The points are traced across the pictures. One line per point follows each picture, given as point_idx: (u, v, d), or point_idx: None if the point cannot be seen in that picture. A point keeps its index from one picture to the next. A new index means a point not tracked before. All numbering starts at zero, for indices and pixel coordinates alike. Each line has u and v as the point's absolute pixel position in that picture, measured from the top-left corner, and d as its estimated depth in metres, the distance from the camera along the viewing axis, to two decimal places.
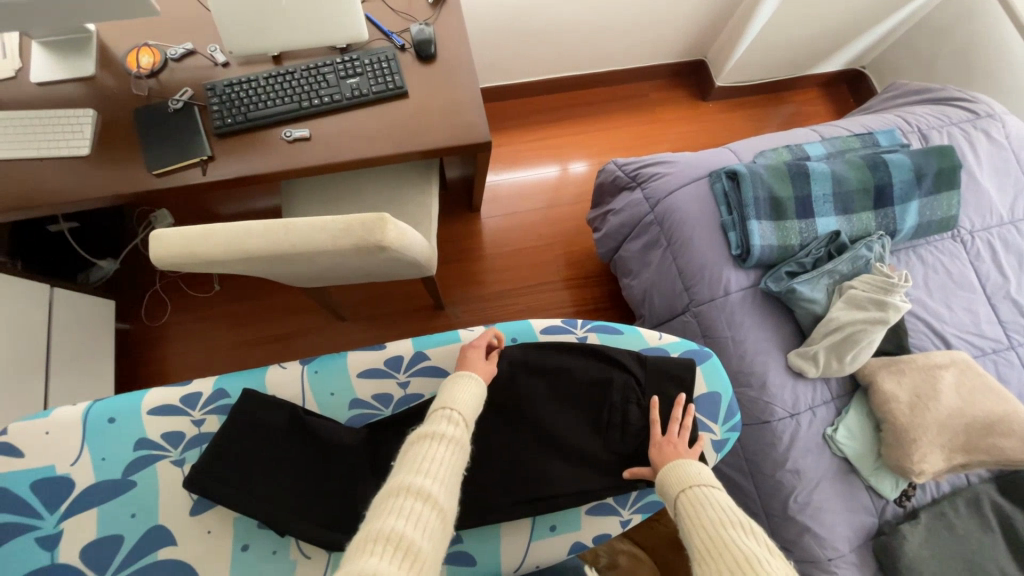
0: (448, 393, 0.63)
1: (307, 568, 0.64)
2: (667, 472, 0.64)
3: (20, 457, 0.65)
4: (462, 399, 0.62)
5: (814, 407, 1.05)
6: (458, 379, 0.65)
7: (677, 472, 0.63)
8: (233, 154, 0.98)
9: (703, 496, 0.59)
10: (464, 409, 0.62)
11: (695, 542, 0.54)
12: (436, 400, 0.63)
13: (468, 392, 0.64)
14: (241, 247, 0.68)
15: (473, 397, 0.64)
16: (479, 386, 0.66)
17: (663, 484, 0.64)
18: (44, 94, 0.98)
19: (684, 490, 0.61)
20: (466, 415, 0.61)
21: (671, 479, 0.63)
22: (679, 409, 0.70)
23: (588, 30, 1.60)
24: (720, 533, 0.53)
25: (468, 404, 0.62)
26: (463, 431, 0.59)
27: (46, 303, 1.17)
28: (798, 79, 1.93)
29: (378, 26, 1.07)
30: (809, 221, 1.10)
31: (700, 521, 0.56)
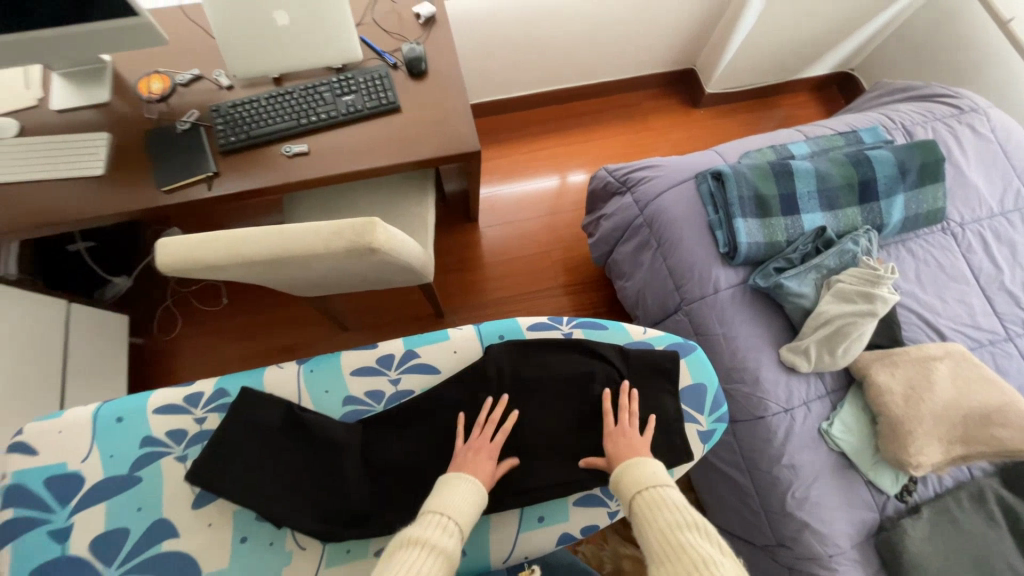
0: (444, 496, 0.63)
1: (302, 559, 0.66)
2: (623, 471, 0.66)
3: (35, 455, 0.69)
4: (458, 506, 0.62)
5: (809, 402, 1.05)
6: (458, 481, 0.65)
7: (633, 474, 0.65)
8: (236, 170, 1.04)
9: (659, 498, 0.61)
10: (459, 519, 0.61)
11: (653, 544, 0.57)
12: (431, 501, 0.63)
13: (466, 499, 0.63)
14: (239, 252, 0.72)
15: (471, 507, 0.63)
16: (478, 493, 0.65)
17: (619, 484, 0.65)
18: (63, 120, 1.05)
19: (640, 491, 0.63)
20: (459, 524, 0.61)
21: (627, 480, 0.64)
22: (627, 397, 0.73)
23: (578, 45, 1.66)
24: (676, 535, 0.57)
25: (464, 514, 0.62)
26: (455, 540, 0.59)
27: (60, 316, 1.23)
28: (788, 84, 1.97)
29: (372, 46, 1.13)
30: (795, 217, 1.12)
31: (657, 523, 0.59)
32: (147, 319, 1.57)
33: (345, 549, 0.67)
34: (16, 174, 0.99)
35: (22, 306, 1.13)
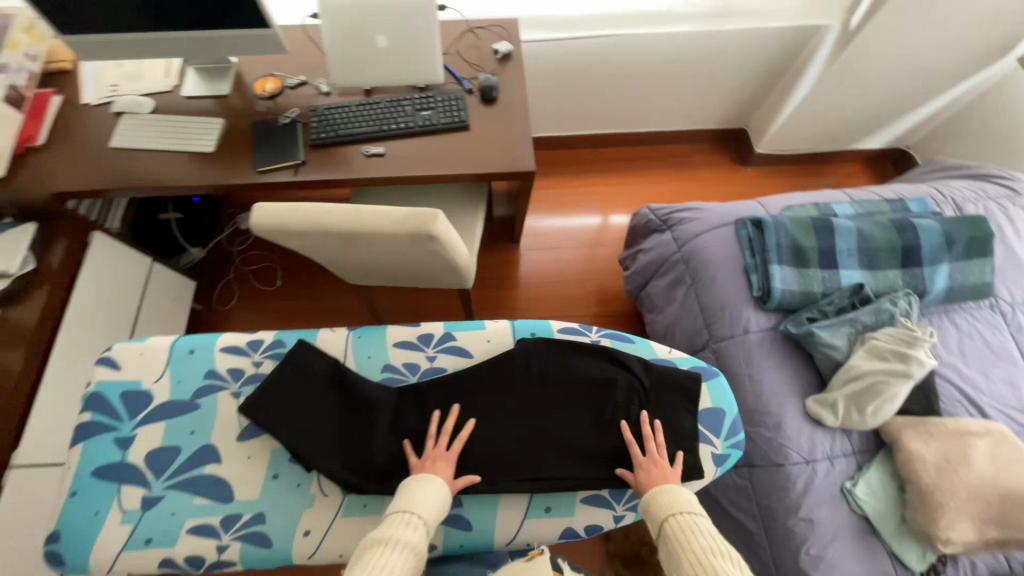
0: (408, 497, 0.66)
1: (322, 504, 0.71)
2: (656, 494, 0.67)
3: (118, 370, 0.79)
4: (424, 504, 0.65)
5: (832, 457, 1.02)
6: (422, 482, 0.68)
7: (668, 497, 0.67)
8: (320, 163, 1.18)
9: (693, 523, 0.63)
10: (426, 516, 0.64)
11: (685, 566, 0.58)
12: (397, 502, 0.66)
13: (431, 496, 0.67)
14: (318, 222, 0.82)
15: (437, 504, 0.66)
16: (443, 492, 0.68)
17: (651, 507, 0.67)
18: (189, 105, 1.24)
19: (673, 515, 0.64)
20: (424, 520, 0.64)
21: (661, 502, 0.66)
22: (649, 427, 0.74)
23: (636, 95, 1.78)
24: (709, 560, 0.58)
25: (430, 511, 0.65)
26: (421, 536, 0.62)
27: (138, 269, 1.39)
28: (839, 154, 2.01)
29: (452, 72, 1.28)
30: (832, 271, 1.14)
31: (690, 547, 0.60)
32: (210, 289, 1.73)
33: (362, 503, 0.72)
34: (143, 143, 1.18)
35: (113, 258, 1.31)
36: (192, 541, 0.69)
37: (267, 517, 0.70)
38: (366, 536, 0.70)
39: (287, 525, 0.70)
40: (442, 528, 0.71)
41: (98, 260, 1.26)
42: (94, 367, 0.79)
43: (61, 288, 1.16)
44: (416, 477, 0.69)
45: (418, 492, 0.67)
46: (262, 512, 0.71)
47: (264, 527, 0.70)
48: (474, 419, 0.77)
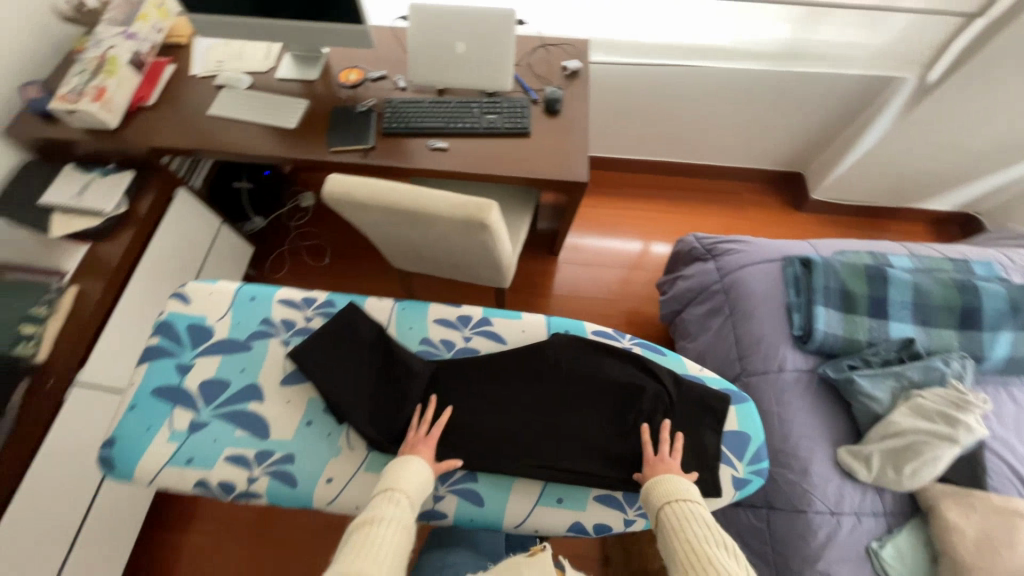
0: (390, 477, 0.67)
1: (347, 457, 0.75)
2: (653, 484, 0.68)
3: (188, 305, 0.87)
4: (407, 481, 0.67)
5: (860, 513, 0.97)
6: (401, 462, 0.69)
7: (666, 486, 0.67)
8: (386, 149, 1.26)
9: (688, 511, 0.63)
10: (409, 492, 0.65)
11: (678, 553, 0.59)
12: (380, 484, 0.67)
13: (412, 473, 0.68)
14: (383, 197, 0.89)
15: (419, 479, 0.68)
16: (424, 470, 0.69)
17: (649, 495, 0.67)
18: (280, 85, 1.37)
19: (668, 502, 0.65)
20: (409, 496, 0.65)
21: (658, 490, 0.67)
22: (666, 432, 0.73)
23: (695, 127, 1.80)
24: (702, 548, 0.58)
25: (413, 487, 0.66)
26: (406, 511, 0.63)
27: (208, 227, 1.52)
28: (901, 211, 1.94)
29: (521, 83, 1.35)
30: (882, 322, 1.10)
31: (684, 535, 0.60)
32: (265, 257, 1.86)
33: (383, 463, 0.75)
34: (236, 114, 1.30)
35: (190, 214, 1.43)
36: (227, 469, 0.74)
37: (296, 459, 0.75)
38: None
39: (313, 470, 0.74)
40: (455, 499, 0.73)
41: (177, 214, 1.39)
42: (169, 299, 0.88)
43: (144, 233, 1.29)
44: (397, 460, 0.70)
45: (399, 472, 0.68)
46: (292, 453, 0.76)
47: (292, 467, 0.75)
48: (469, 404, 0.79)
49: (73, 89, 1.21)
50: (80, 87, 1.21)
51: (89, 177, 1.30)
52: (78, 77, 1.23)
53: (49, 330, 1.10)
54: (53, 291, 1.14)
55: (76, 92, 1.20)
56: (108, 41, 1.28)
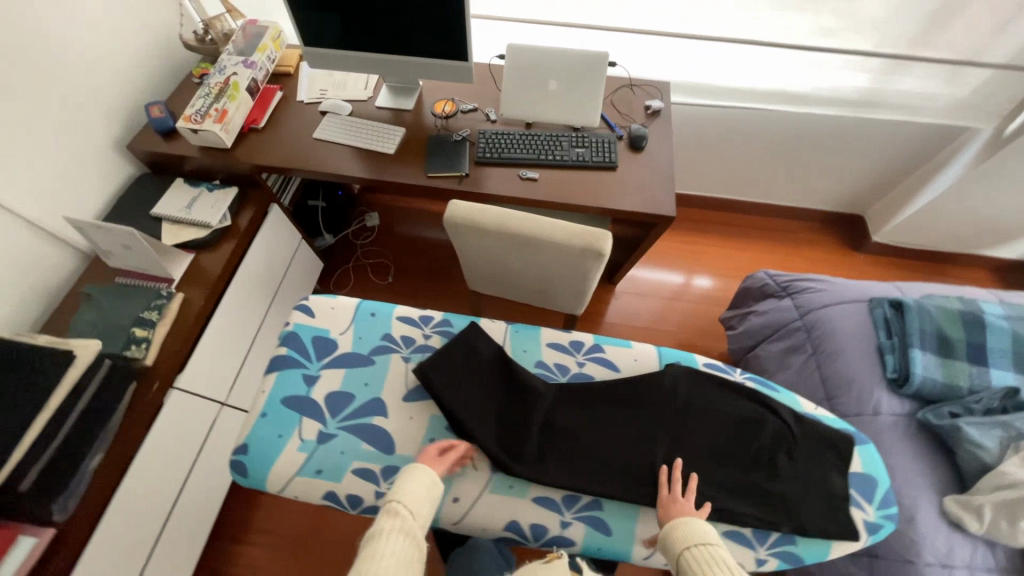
0: (396, 487, 0.69)
1: (472, 477, 0.77)
2: (671, 529, 0.67)
3: (312, 317, 0.92)
4: (409, 491, 0.68)
5: (972, 568, 0.93)
6: (407, 474, 0.70)
7: (684, 529, 0.66)
8: (480, 177, 1.32)
9: (711, 556, 0.62)
10: (410, 502, 0.67)
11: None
12: (387, 494, 0.69)
13: (416, 483, 0.69)
14: (504, 224, 0.94)
15: (423, 488, 0.69)
16: (428, 476, 0.71)
17: (667, 541, 0.66)
18: (378, 114, 1.46)
19: (689, 547, 0.64)
20: (411, 507, 0.67)
21: (677, 535, 0.65)
22: (677, 470, 0.72)
23: (758, 165, 1.84)
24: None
25: (415, 496, 0.68)
26: (411, 521, 0.65)
27: (293, 241, 1.59)
28: (965, 257, 1.92)
29: (606, 120, 1.42)
30: (982, 369, 1.08)
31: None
32: (331, 273, 1.91)
33: (508, 485, 0.76)
34: (337, 138, 1.38)
35: (279, 229, 1.50)
36: (355, 482, 0.76)
37: None
38: (509, 515, 0.74)
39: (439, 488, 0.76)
40: (582, 526, 0.73)
41: (270, 229, 1.44)
42: (294, 311, 0.92)
43: (242, 246, 1.34)
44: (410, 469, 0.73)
45: (404, 481, 0.70)
46: None
47: None
48: (587, 428, 0.81)
49: (197, 111, 1.31)
50: (203, 109, 1.31)
51: (197, 191, 1.38)
52: (202, 100, 1.33)
53: (160, 333, 1.13)
54: (164, 295, 1.18)
55: (200, 114, 1.30)
56: (230, 68, 1.39)
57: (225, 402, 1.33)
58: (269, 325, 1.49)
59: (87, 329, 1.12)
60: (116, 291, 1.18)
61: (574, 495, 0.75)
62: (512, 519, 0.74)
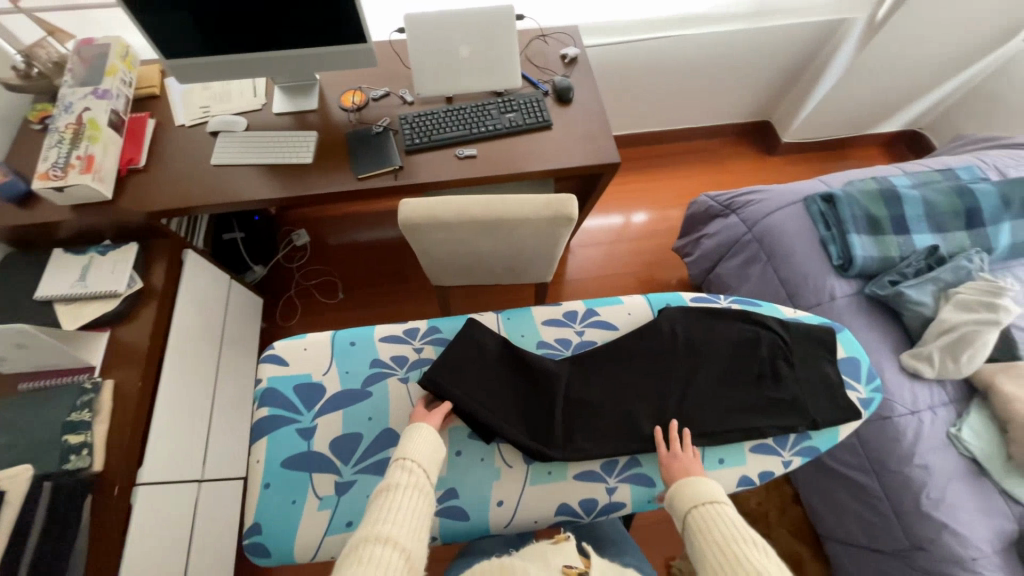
0: (404, 443, 0.70)
1: (509, 475, 0.76)
2: (677, 489, 0.69)
3: (287, 366, 0.86)
4: (416, 446, 0.69)
5: (934, 407, 1.07)
6: (413, 429, 0.71)
7: (689, 489, 0.68)
8: (415, 166, 1.23)
9: (716, 514, 0.64)
10: (420, 456, 0.68)
11: (709, 556, 0.60)
12: (396, 450, 0.70)
13: (423, 439, 0.70)
14: (469, 211, 0.91)
15: (430, 444, 0.70)
16: (432, 432, 0.72)
17: (674, 499, 0.69)
18: (279, 122, 1.29)
19: (696, 506, 0.66)
20: (420, 461, 0.68)
21: (684, 494, 0.68)
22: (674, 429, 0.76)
23: (674, 92, 1.88)
24: (730, 546, 0.60)
25: (423, 451, 0.69)
26: (420, 475, 0.66)
27: (222, 285, 1.41)
28: (858, 139, 2.13)
29: (528, 78, 1.36)
30: (906, 237, 1.22)
31: (711, 537, 0.62)
32: (273, 306, 1.74)
33: (548, 471, 0.77)
34: (241, 159, 1.21)
35: (203, 274, 1.31)
36: None
37: (459, 492, 0.75)
38: (558, 500, 0.75)
39: (480, 497, 0.75)
40: (628, 486, 0.76)
41: (192, 278, 1.26)
42: (263, 364, 0.85)
43: (166, 307, 1.15)
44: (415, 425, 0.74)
45: (412, 437, 0.71)
46: (454, 487, 0.75)
47: (458, 501, 0.75)
48: (602, 392, 0.83)
49: (54, 163, 1.08)
50: (61, 160, 1.08)
51: (86, 258, 1.16)
52: (55, 149, 1.10)
53: (101, 432, 0.96)
54: (90, 388, 1.00)
55: (60, 167, 1.07)
56: (78, 103, 1.16)
57: (202, 478, 1.19)
58: (224, 382, 1.33)
59: (4, 453, 0.93)
60: (24, 400, 0.98)
61: (612, 460, 0.78)
62: (562, 502, 0.75)
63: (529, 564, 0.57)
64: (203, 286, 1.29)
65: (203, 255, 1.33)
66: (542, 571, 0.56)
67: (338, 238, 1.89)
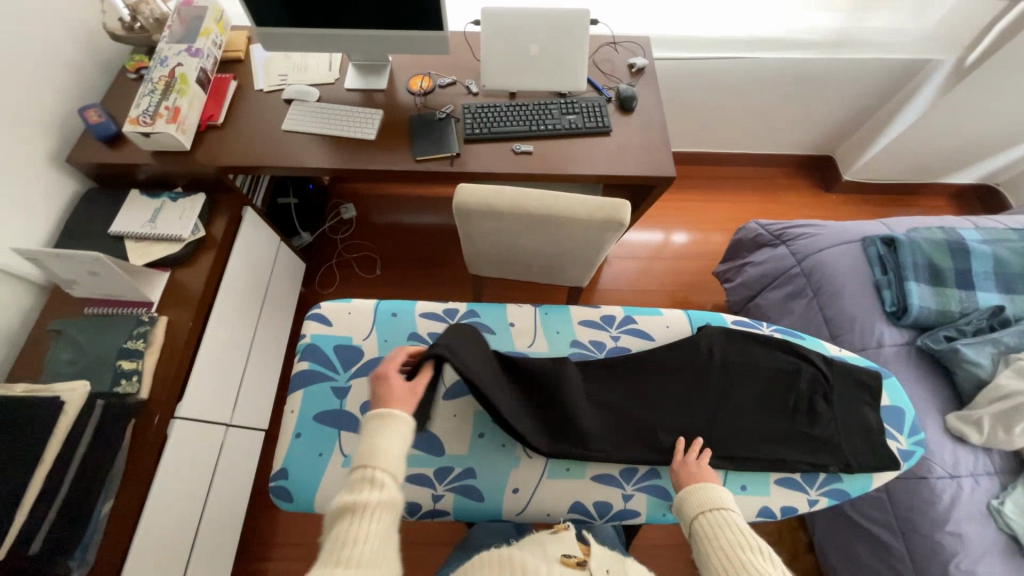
0: (369, 450, 0.63)
1: (528, 464, 0.80)
2: (686, 494, 0.70)
3: (330, 327, 0.91)
4: (383, 454, 0.63)
5: (976, 475, 1.01)
6: (378, 433, 0.64)
7: (698, 496, 0.69)
8: (472, 155, 1.25)
9: (723, 520, 0.64)
10: (387, 467, 0.62)
11: (714, 561, 0.61)
12: (359, 459, 0.63)
13: (389, 445, 0.64)
14: (522, 204, 0.93)
15: (397, 449, 0.64)
16: (401, 428, 0.66)
17: (683, 504, 0.69)
18: (349, 97, 1.34)
19: (702, 512, 0.66)
20: (387, 472, 0.62)
21: (692, 500, 0.68)
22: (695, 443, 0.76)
23: (736, 114, 1.85)
24: (735, 552, 0.60)
25: (390, 460, 0.63)
26: (389, 490, 0.61)
27: (273, 245, 1.48)
28: (925, 186, 2.03)
29: (592, 82, 1.37)
30: (970, 292, 1.15)
31: (717, 543, 0.62)
32: (314, 273, 1.81)
33: (566, 467, 0.80)
34: (309, 127, 1.27)
35: (258, 233, 1.38)
36: (410, 490, 0.78)
37: (477, 473, 0.79)
38: (573, 498, 0.78)
39: (497, 482, 0.78)
40: (644, 496, 0.78)
41: (249, 234, 1.33)
42: (308, 322, 0.91)
43: (222, 257, 1.22)
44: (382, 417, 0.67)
45: (377, 441, 0.64)
46: (472, 467, 0.79)
47: (475, 481, 0.78)
48: (630, 399, 0.84)
49: (144, 111, 1.16)
50: (152, 109, 1.17)
51: (159, 202, 1.24)
52: (147, 98, 1.18)
53: (151, 363, 1.03)
54: (146, 321, 1.08)
55: (149, 115, 1.16)
56: (172, 58, 1.24)
57: (230, 422, 1.25)
58: (263, 335, 1.40)
59: (66, 369, 1.01)
60: (90, 324, 1.06)
61: (631, 468, 0.80)
62: (575, 499, 0.78)
63: (529, 555, 0.57)
64: (257, 244, 1.36)
65: (261, 215, 1.41)
66: (543, 560, 0.56)
67: (384, 217, 1.95)
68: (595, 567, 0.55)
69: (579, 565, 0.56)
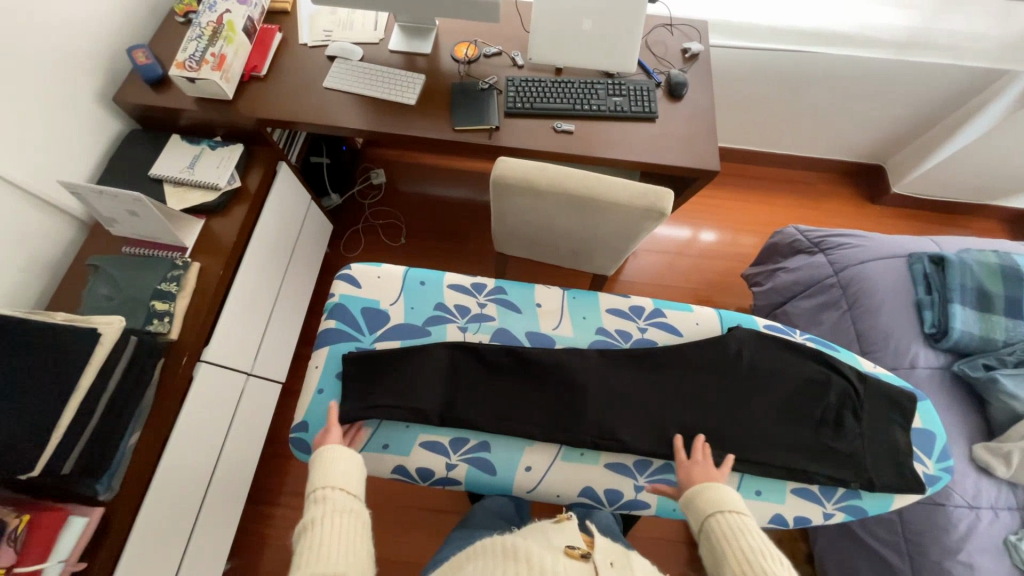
0: (317, 475, 0.71)
1: (540, 444, 0.80)
2: (697, 493, 0.69)
3: (358, 288, 0.92)
4: (330, 474, 0.70)
5: (996, 508, 0.98)
6: (321, 461, 0.72)
7: (709, 495, 0.68)
8: (511, 129, 1.22)
9: (735, 523, 0.64)
10: (337, 481, 0.69)
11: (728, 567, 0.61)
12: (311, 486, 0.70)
13: (334, 466, 0.71)
14: (563, 184, 0.91)
15: (342, 466, 0.71)
16: (343, 452, 0.73)
17: (693, 502, 0.69)
18: (392, 59, 1.32)
19: (714, 513, 0.66)
20: (339, 485, 0.69)
21: (703, 500, 0.68)
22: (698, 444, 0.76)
23: (786, 112, 1.76)
24: (748, 558, 0.60)
25: (337, 476, 0.70)
26: (341, 499, 0.68)
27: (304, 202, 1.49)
28: (978, 208, 1.92)
29: (643, 64, 1.31)
30: (1018, 322, 1.09)
31: (731, 546, 0.62)
32: (340, 235, 1.82)
33: (579, 452, 0.80)
34: (351, 86, 1.25)
35: (291, 189, 1.39)
36: (424, 455, 0.79)
37: (491, 447, 0.80)
38: (584, 482, 0.79)
39: (510, 458, 0.79)
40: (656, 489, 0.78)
41: (282, 190, 1.34)
42: (338, 281, 0.92)
43: (255, 210, 1.23)
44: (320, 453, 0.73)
45: (324, 466, 0.72)
46: (487, 441, 0.80)
47: (488, 454, 0.80)
48: (651, 393, 0.83)
49: (191, 56, 1.16)
50: (197, 54, 1.16)
51: (198, 149, 1.25)
52: (193, 42, 1.18)
53: (181, 305, 1.06)
54: (180, 265, 1.09)
55: (194, 60, 1.15)
56: (221, 4, 1.23)
57: (251, 371, 1.28)
58: (287, 291, 1.42)
59: (102, 303, 1.04)
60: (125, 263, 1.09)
61: (646, 460, 0.80)
62: (587, 482, 0.78)
63: (535, 543, 0.57)
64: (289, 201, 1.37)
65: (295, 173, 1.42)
66: (548, 549, 0.56)
67: (413, 186, 1.94)
68: (599, 560, 0.55)
69: (583, 557, 0.56)
